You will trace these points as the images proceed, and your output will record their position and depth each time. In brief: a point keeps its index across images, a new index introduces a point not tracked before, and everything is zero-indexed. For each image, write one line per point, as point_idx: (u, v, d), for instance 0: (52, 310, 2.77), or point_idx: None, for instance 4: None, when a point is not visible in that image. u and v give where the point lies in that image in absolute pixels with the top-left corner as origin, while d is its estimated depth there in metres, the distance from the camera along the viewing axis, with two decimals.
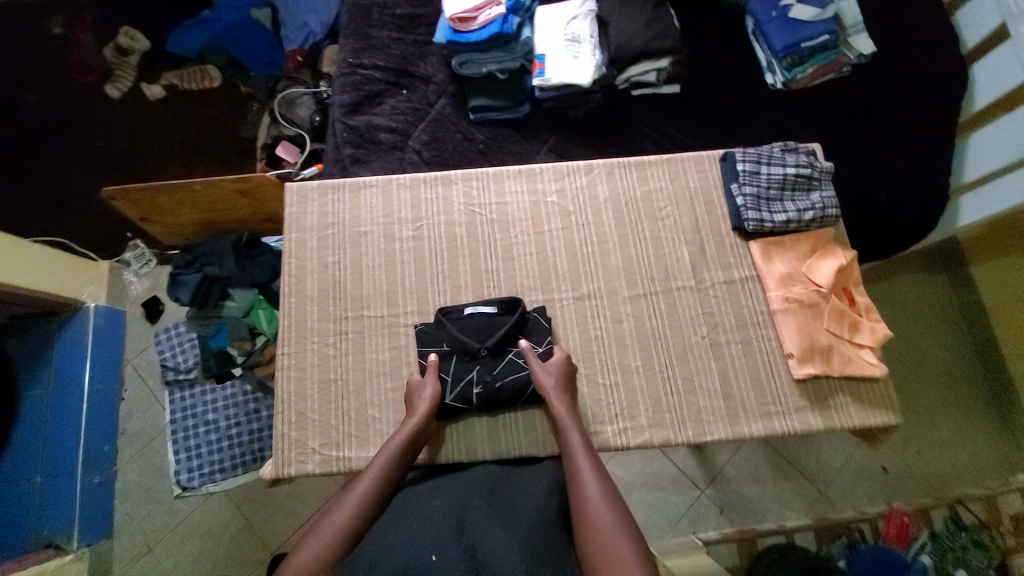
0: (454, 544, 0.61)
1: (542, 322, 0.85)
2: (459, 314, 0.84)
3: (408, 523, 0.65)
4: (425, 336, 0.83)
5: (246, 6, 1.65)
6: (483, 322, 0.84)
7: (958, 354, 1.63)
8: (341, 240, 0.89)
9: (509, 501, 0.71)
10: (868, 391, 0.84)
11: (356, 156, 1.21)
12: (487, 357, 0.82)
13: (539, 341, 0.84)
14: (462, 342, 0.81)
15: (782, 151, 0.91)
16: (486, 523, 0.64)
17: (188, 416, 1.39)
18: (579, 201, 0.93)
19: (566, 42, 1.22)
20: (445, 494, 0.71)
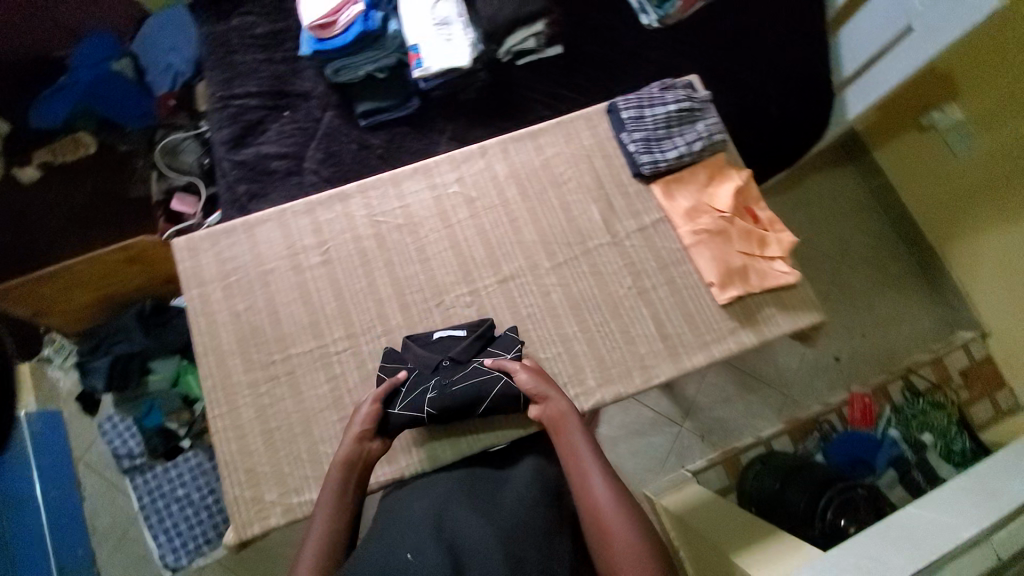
0: (432, 537, 0.60)
1: (512, 333, 0.82)
2: (427, 338, 0.82)
3: (391, 534, 0.64)
4: (385, 357, 0.81)
5: (104, 61, 1.55)
6: (451, 341, 0.82)
7: (882, 235, 1.73)
8: (248, 284, 0.86)
9: (490, 493, 0.71)
10: (792, 298, 0.88)
11: (252, 192, 1.16)
12: (446, 366, 0.79)
13: (507, 349, 0.81)
14: (425, 359, 0.80)
15: (661, 90, 0.93)
16: (466, 515, 0.65)
17: (156, 498, 1.31)
18: (480, 185, 0.92)
19: (436, 26, 1.19)
20: (425, 498, 0.71)
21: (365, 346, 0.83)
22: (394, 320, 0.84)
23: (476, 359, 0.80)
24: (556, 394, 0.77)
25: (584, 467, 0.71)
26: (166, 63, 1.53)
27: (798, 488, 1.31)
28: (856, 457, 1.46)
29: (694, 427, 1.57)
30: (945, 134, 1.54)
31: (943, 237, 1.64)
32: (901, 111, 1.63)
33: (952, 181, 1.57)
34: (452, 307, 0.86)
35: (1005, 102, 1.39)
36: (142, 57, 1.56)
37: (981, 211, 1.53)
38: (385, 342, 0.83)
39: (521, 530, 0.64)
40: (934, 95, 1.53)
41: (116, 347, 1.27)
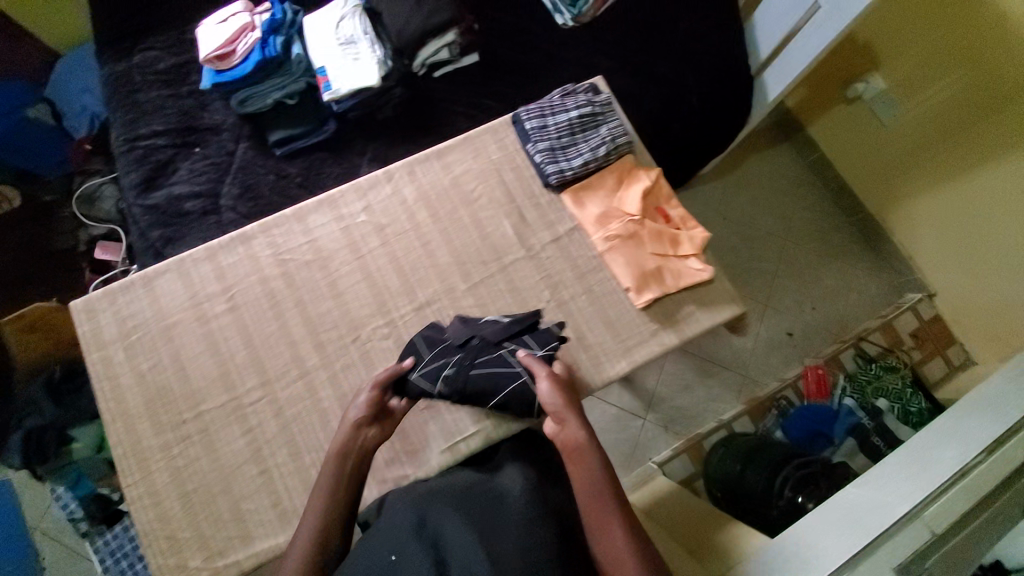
0: (413, 535, 0.59)
1: (553, 329, 0.82)
2: (474, 319, 0.84)
3: (374, 537, 0.63)
4: (426, 328, 0.83)
5: (16, 107, 1.47)
6: (495, 325, 0.83)
7: (822, 207, 1.75)
8: (150, 341, 0.84)
9: (472, 491, 0.68)
10: (709, 294, 0.88)
11: (167, 236, 1.13)
12: (476, 345, 0.80)
13: (541, 345, 0.80)
14: (460, 333, 0.81)
15: (562, 97, 0.93)
16: (446, 512, 0.63)
17: (116, 560, 1.26)
18: (390, 211, 0.90)
19: (342, 46, 1.16)
20: (410, 499, 0.69)
21: (281, 392, 0.81)
22: (309, 360, 0.82)
23: (509, 345, 0.81)
24: (574, 423, 0.72)
25: (602, 505, 0.66)
26: (79, 104, 1.47)
27: (757, 465, 1.32)
28: (815, 429, 1.46)
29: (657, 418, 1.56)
30: (872, 103, 1.54)
31: (881, 204, 1.66)
32: (829, 84, 1.63)
33: (884, 149, 1.58)
34: (369, 340, 0.84)
35: (924, 68, 1.39)
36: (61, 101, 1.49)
37: (915, 176, 1.54)
38: (301, 385, 0.81)
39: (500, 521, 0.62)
40: (858, 67, 1.53)
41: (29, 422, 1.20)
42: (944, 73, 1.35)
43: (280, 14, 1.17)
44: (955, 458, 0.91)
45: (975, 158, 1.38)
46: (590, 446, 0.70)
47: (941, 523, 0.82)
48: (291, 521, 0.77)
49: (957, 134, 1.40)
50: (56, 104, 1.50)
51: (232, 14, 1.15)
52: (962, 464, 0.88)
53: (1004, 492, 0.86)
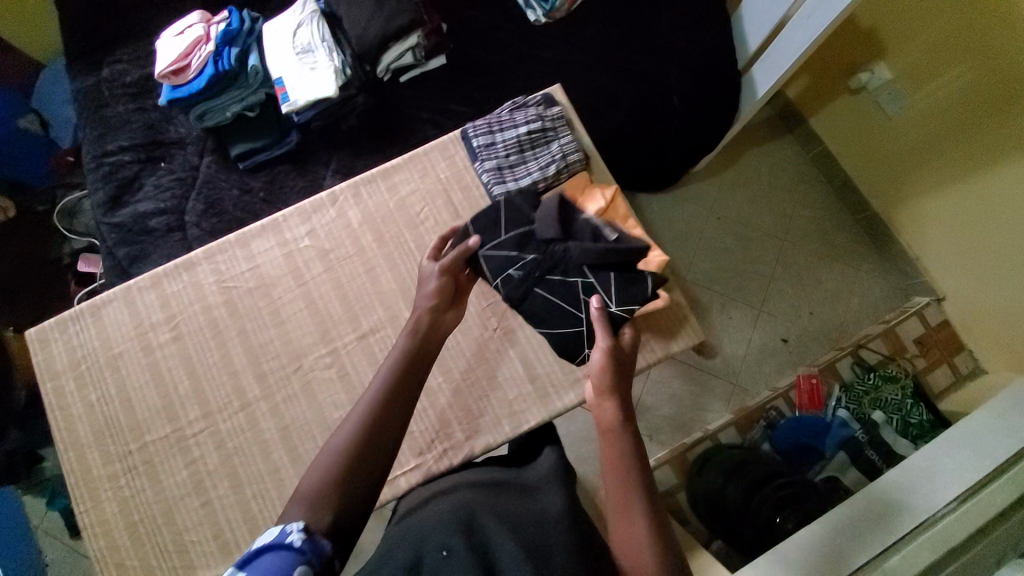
0: (462, 540, 0.59)
1: (648, 283, 0.77)
2: (574, 214, 0.82)
3: (415, 536, 0.63)
4: (519, 198, 0.83)
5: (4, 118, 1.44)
6: (591, 237, 0.80)
7: (824, 205, 1.65)
8: (99, 371, 0.86)
9: (516, 504, 0.66)
10: (666, 324, 0.92)
11: (134, 254, 1.13)
12: (555, 260, 0.80)
13: (619, 299, 0.78)
14: (550, 228, 0.79)
15: (511, 111, 0.89)
16: (492, 522, 0.61)
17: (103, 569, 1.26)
18: (333, 236, 0.87)
19: (299, 55, 1.12)
20: (451, 504, 0.68)
21: (222, 424, 0.81)
22: (251, 392, 0.81)
23: (591, 274, 0.79)
24: (609, 400, 0.72)
25: (626, 485, 0.64)
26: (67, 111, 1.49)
27: (739, 478, 1.26)
28: (801, 442, 1.39)
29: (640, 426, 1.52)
30: (877, 95, 1.43)
31: (888, 201, 1.54)
32: (829, 75, 1.52)
33: (889, 144, 1.47)
34: (310, 370, 0.82)
35: (928, 57, 1.29)
36: (48, 108, 1.50)
37: (922, 174, 1.43)
38: (242, 417, 0.81)
39: (546, 542, 0.59)
40: (859, 57, 1.43)
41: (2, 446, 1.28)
42: (957, 63, 1.24)
43: (237, 23, 1.14)
44: (947, 487, 0.83)
45: (989, 154, 1.26)
46: (623, 422, 0.69)
47: (920, 561, 0.74)
48: (231, 554, 0.77)
49: (968, 127, 1.28)
50: (47, 115, 1.50)
51: (189, 26, 1.13)
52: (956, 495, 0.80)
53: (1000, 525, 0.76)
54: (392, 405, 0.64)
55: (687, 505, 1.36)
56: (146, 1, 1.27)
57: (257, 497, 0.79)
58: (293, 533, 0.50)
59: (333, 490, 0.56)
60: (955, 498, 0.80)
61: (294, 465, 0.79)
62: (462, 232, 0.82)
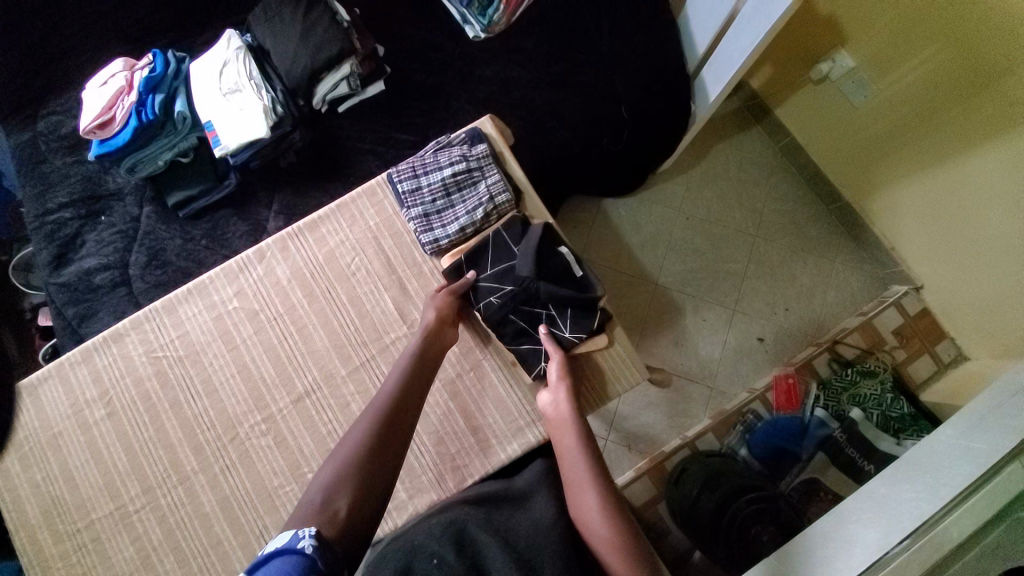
0: (454, 549, 0.62)
1: (597, 319, 0.85)
2: (552, 248, 0.85)
3: (410, 542, 0.66)
4: (506, 233, 0.85)
5: None
6: (565, 272, 0.85)
7: (794, 198, 1.56)
8: (40, 451, 0.84)
9: (507, 517, 0.69)
10: (617, 361, 0.88)
11: (82, 314, 1.09)
12: (528, 292, 0.82)
13: (578, 332, 0.84)
14: (526, 264, 0.82)
15: (436, 152, 0.88)
16: (484, 534, 0.64)
17: None
18: (261, 295, 0.85)
19: (226, 97, 1.05)
20: (442, 513, 0.72)
21: (163, 499, 0.80)
22: (188, 464, 0.81)
23: (557, 309, 0.84)
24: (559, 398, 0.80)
25: (576, 473, 0.72)
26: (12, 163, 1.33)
27: (714, 492, 1.21)
28: (779, 446, 1.31)
29: (620, 437, 1.46)
30: (841, 84, 1.31)
31: (860, 192, 1.43)
32: (793, 62, 1.39)
33: (858, 133, 1.35)
34: (247, 438, 0.81)
35: (898, 40, 1.15)
36: None
37: (891, 164, 1.32)
38: (182, 491, 0.80)
39: (537, 547, 0.63)
40: (820, 45, 1.30)
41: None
42: (919, 50, 1.12)
43: (160, 67, 1.08)
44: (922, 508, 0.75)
45: (950, 145, 1.17)
46: (572, 418, 0.77)
47: None
48: None
49: (940, 116, 1.16)
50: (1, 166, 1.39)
51: (112, 75, 1.07)
52: (930, 513, 0.74)
53: (968, 551, 0.70)
54: (404, 406, 0.71)
55: (668, 516, 1.31)
56: (73, 47, 1.21)
57: (203, 572, 0.78)
58: (303, 538, 0.50)
59: (342, 496, 0.58)
60: (928, 517, 0.73)
61: (237, 536, 0.79)
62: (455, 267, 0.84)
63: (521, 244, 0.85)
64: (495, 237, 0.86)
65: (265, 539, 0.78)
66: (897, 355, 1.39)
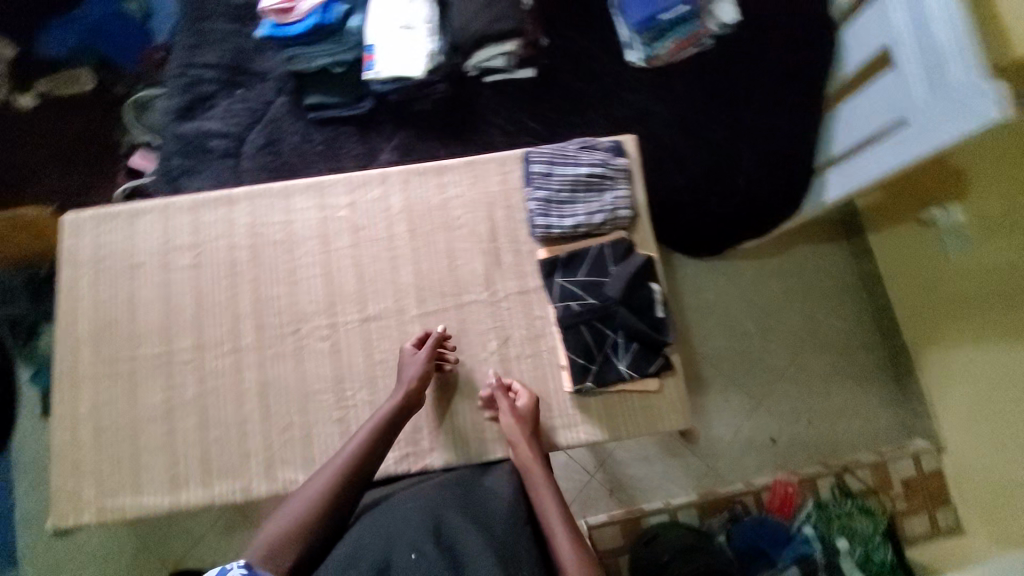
0: (432, 541, 0.63)
1: (655, 364, 0.82)
2: (644, 279, 0.84)
3: (387, 526, 0.68)
4: (608, 251, 0.85)
5: None
6: (649, 307, 0.83)
7: (856, 322, 1.55)
8: (115, 274, 0.86)
9: (483, 499, 0.73)
10: (660, 406, 0.84)
11: (186, 168, 1.15)
12: (608, 312, 0.82)
13: (637, 368, 0.82)
14: (616, 286, 0.82)
15: (579, 148, 0.89)
16: (461, 522, 0.67)
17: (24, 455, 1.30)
18: (370, 215, 0.88)
19: (400, 29, 1.13)
20: (420, 493, 0.74)
21: (210, 363, 0.83)
22: (246, 339, 0.84)
23: (625, 340, 0.82)
24: (533, 457, 0.78)
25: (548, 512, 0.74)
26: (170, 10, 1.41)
27: (686, 563, 1.20)
28: (757, 546, 1.31)
29: (605, 479, 1.44)
30: (943, 234, 1.29)
31: (917, 341, 1.44)
32: (905, 197, 1.39)
33: (942, 285, 1.33)
34: (306, 337, 0.84)
35: (998, 213, 1.14)
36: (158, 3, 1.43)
37: (960, 324, 1.30)
38: (230, 361, 0.83)
39: (515, 557, 0.65)
40: (935, 191, 1.29)
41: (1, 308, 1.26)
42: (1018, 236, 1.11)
43: None
44: None
45: None
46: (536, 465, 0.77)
47: None
48: (177, 490, 0.80)
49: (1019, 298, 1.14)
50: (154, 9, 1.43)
51: None
52: None
53: None
54: (366, 462, 0.75)
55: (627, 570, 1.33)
56: None
57: (218, 443, 0.81)
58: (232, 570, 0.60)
59: (294, 542, 0.68)
60: None
61: (263, 422, 0.81)
62: (550, 266, 0.85)
63: (618, 265, 0.84)
64: (598, 250, 0.85)
65: (286, 435, 0.81)
66: (901, 505, 1.39)
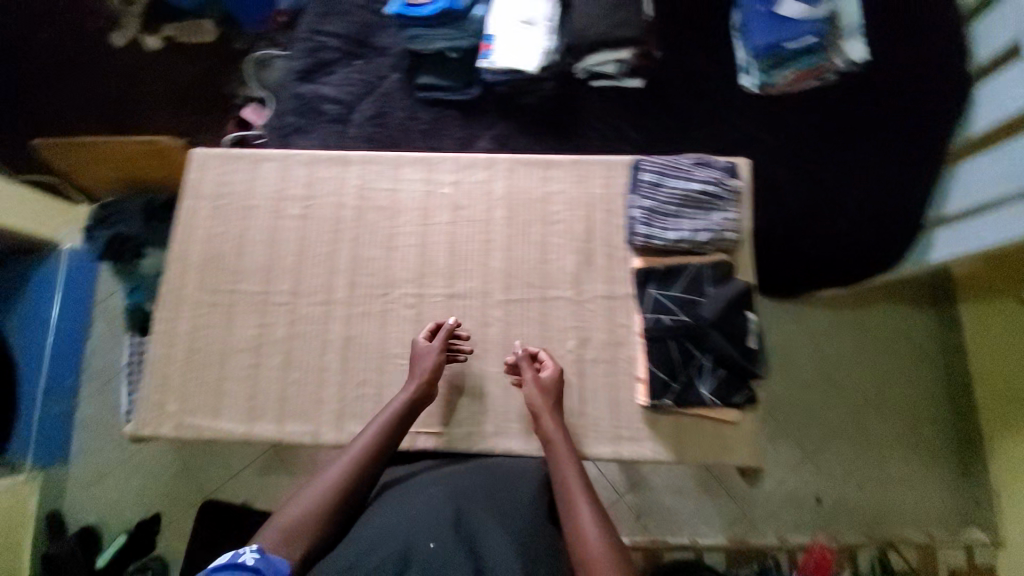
0: (453, 535, 0.64)
1: (740, 394, 0.80)
2: (742, 306, 0.81)
3: (407, 512, 0.69)
4: (707, 272, 0.83)
5: None
6: (742, 335, 0.81)
7: (928, 393, 1.46)
8: (231, 211, 0.92)
9: (505, 494, 0.74)
10: (733, 437, 0.82)
11: (297, 126, 1.21)
12: (699, 333, 0.80)
13: (720, 395, 0.80)
14: (711, 307, 0.80)
15: (693, 164, 0.88)
16: (482, 520, 0.67)
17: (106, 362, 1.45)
18: (472, 197, 0.91)
19: (521, 25, 1.15)
20: (440, 483, 0.74)
21: (302, 309, 0.87)
22: (339, 293, 0.88)
23: (712, 365, 0.80)
24: (569, 463, 0.74)
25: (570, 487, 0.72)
26: None
27: None
28: None
29: (633, 502, 1.39)
30: None
31: (994, 424, 1.35)
32: (1005, 273, 1.29)
33: None
34: (394, 302, 0.87)
35: None
36: None
37: None
38: (321, 311, 0.87)
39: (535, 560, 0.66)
40: None
41: (119, 226, 1.35)
42: None
43: None
44: None
45: None
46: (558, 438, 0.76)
47: None
48: (251, 422, 0.84)
49: None
50: None
51: None
52: None
53: None
54: (379, 450, 0.75)
55: None
56: None
57: (297, 386, 0.85)
58: (246, 554, 0.60)
59: (307, 529, 0.67)
60: None
61: (341, 374, 0.85)
62: (642, 278, 0.84)
63: (716, 287, 0.83)
64: (695, 270, 0.83)
65: (359, 391, 0.84)
66: None
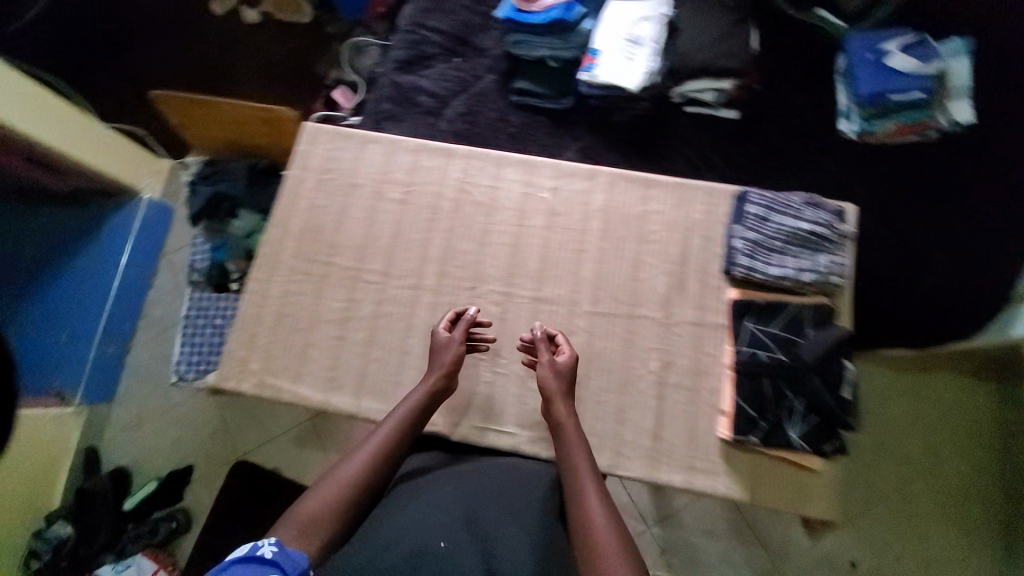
0: (466, 536, 0.60)
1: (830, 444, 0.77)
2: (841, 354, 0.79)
3: (418, 508, 0.65)
4: (809, 314, 0.81)
5: None
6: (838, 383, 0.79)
7: (989, 472, 1.35)
8: (334, 187, 0.94)
9: (521, 495, 0.70)
10: (812, 487, 0.79)
11: (392, 113, 1.24)
12: (796, 375, 0.78)
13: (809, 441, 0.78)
14: (811, 350, 0.78)
15: (802, 203, 0.87)
16: (495, 521, 0.64)
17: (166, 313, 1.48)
18: (570, 205, 0.91)
19: (626, 42, 1.15)
20: (452, 483, 0.71)
21: (391, 290, 0.88)
22: (428, 280, 0.89)
23: (805, 409, 0.78)
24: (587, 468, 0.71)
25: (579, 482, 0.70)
26: None
27: None
28: None
29: (660, 536, 1.34)
30: None
31: None
32: None
33: None
34: (481, 297, 0.88)
35: None
36: None
37: None
38: (409, 295, 0.88)
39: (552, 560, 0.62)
40: None
41: (221, 184, 1.42)
42: None
43: None
44: None
45: None
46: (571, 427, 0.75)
47: None
48: (328, 394, 0.85)
49: None
50: None
51: None
52: None
53: None
54: (399, 441, 0.74)
55: None
56: None
57: (376, 365, 0.86)
58: (263, 547, 0.56)
59: (328, 516, 0.64)
60: None
61: (420, 360, 0.85)
62: (738, 312, 0.83)
63: (816, 330, 0.81)
64: (795, 309, 0.82)
65: None
66: None
